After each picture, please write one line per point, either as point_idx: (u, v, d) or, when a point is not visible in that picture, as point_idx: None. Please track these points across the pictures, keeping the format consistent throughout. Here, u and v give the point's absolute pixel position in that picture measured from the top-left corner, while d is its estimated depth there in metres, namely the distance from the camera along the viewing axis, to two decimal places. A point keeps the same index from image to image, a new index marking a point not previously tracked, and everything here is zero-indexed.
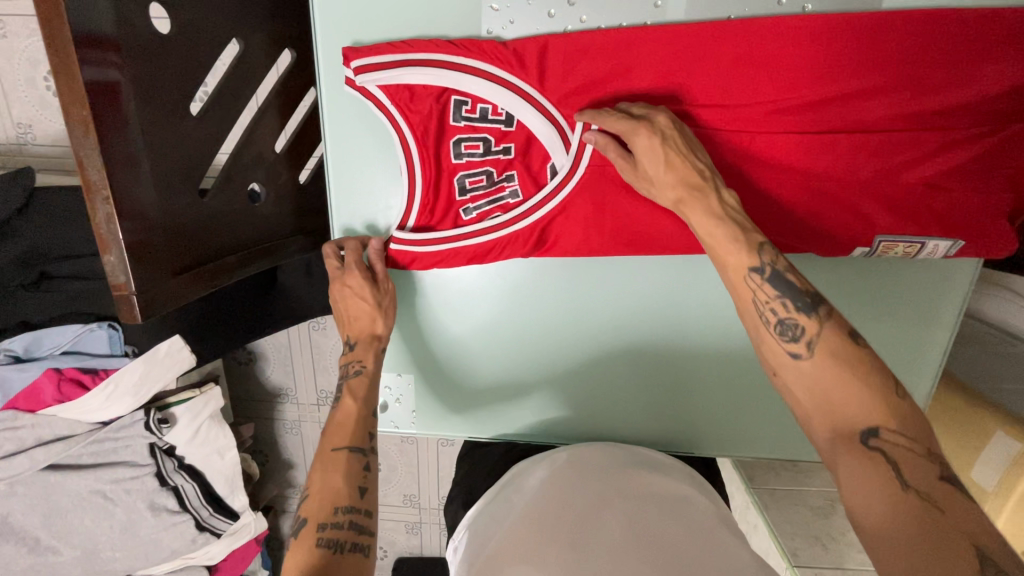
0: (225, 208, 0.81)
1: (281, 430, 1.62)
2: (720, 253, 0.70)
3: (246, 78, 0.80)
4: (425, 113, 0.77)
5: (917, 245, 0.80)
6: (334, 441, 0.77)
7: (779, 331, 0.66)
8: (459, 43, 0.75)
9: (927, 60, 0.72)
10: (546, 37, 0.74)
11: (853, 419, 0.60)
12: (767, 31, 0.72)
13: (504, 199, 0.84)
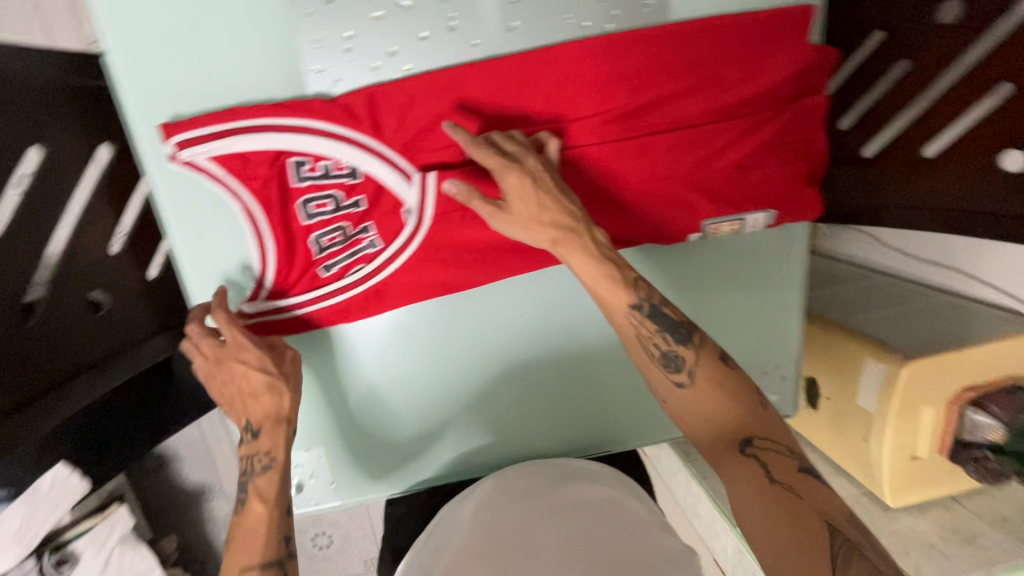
0: (63, 327, 0.62)
1: (213, 529, 1.52)
2: (604, 293, 0.62)
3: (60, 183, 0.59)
4: (263, 183, 0.63)
5: (738, 221, 0.73)
6: (244, 544, 0.60)
7: (664, 364, 0.60)
8: (286, 103, 0.61)
9: (749, 49, 0.67)
10: (373, 88, 0.62)
11: (727, 424, 0.58)
12: (607, 50, 0.65)
13: (365, 254, 0.69)
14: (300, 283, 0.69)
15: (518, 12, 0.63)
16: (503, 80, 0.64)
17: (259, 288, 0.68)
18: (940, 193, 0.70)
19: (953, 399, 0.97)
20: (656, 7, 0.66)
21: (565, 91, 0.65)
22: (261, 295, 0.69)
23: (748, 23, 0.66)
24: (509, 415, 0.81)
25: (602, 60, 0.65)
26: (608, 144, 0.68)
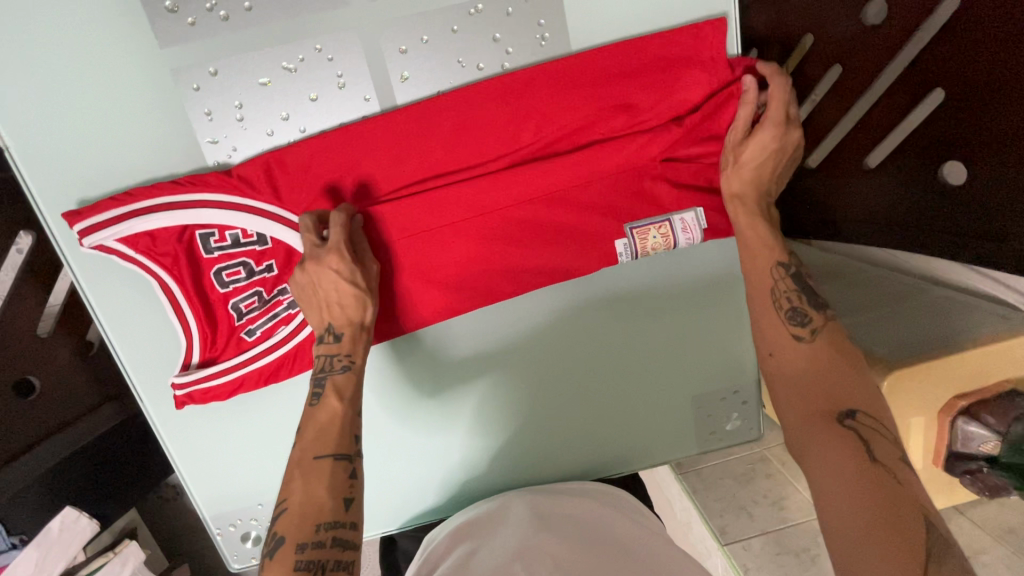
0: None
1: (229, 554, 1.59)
2: (746, 234, 0.65)
3: None
4: (172, 258, 0.64)
5: (665, 225, 0.67)
6: (312, 451, 0.57)
7: (789, 316, 0.63)
8: (184, 179, 0.62)
9: (659, 75, 0.63)
10: (268, 156, 0.62)
11: (832, 397, 0.58)
12: (502, 90, 0.62)
13: (286, 315, 0.69)
14: (228, 350, 0.69)
15: (406, 61, 0.62)
16: (399, 133, 0.62)
17: (188, 358, 0.69)
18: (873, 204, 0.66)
19: (945, 407, 0.89)
20: (555, 40, 0.63)
21: (464, 136, 0.63)
22: (192, 363, 0.69)
23: (651, 47, 0.62)
24: (463, 454, 0.81)
25: (499, 102, 0.62)
26: (517, 185, 0.65)
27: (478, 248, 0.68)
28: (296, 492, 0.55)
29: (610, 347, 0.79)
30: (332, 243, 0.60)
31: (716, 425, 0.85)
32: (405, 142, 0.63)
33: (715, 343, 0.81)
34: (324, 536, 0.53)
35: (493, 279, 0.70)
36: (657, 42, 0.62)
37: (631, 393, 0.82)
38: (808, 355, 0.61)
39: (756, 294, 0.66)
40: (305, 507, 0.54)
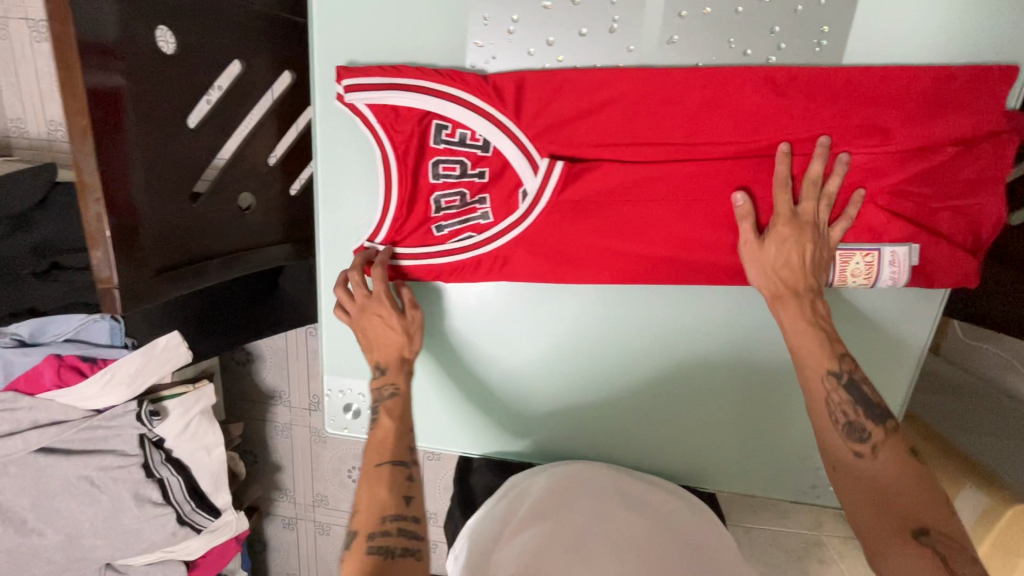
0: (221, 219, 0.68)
1: (271, 432, 1.68)
2: (804, 350, 0.62)
3: (247, 96, 0.68)
4: (404, 137, 0.69)
5: (875, 259, 0.65)
6: (372, 459, 0.62)
7: (847, 430, 0.59)
8: (444, 70, 0.67)
9: (928, 110, 0.61)
10: (524, 73, 0.66)
11: (901, 508, 0.53)
12: (764, 81, 0.63)
13: (475, 224, 0.73)
14: (411, 237, 0.74)
15: (682, 26, 0.64)
16: (651, 92, 0.64)
17: (375, 232, 0.74)
18: None
19: None
20: (830, 50, 0.63)
21: (709, 114, 0.64)
22: (377, 239, 0.74)
23: (925, 80, 0.61)
24: (565, 411, 0.83)
25: (758, 91, 0.63)
26: (739, 176, 0.65)
27: (675, 223, 0.69)
28: (364, 489, 0.60)
29: (743, 365, 0.78)
30: (405, 301, 0.71)
31: (817, 480, 0.83)
32: (652, 102, 0.65)
33: None
34: (390, 526, 0.56)
35: (674, 258, 0.71)
36: (936, 75, 0.60)
37: (749, 418, 0.81)
38: (866, 465, 0.57)
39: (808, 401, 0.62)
40: (373, 499, 0.58)
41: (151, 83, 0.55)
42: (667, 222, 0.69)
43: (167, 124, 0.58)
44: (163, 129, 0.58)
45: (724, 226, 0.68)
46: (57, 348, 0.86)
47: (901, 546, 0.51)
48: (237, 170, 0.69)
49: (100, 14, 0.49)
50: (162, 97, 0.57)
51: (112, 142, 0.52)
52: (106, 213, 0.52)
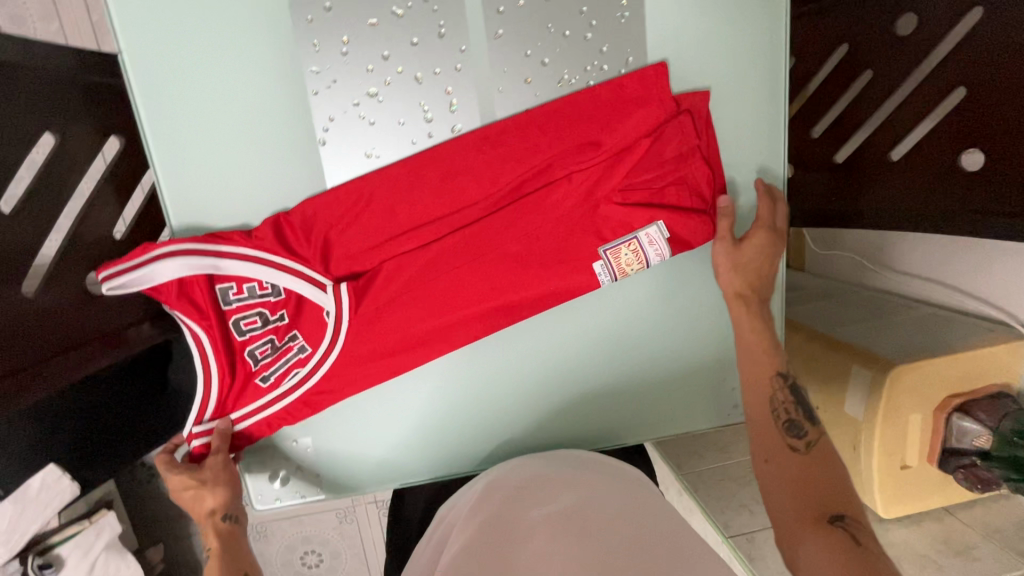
0: (67, 303, 0.61)
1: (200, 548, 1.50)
2: (751, 359, 0.73)
3: (69, 166, 0.62)
4: (192, 307, 0.68)
5: (638, 248, 0.74)
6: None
7: (789, 427, 0.68)
8: (217, 234, 0.68)
9: (615, 120, 0.71)
10: (294, 208, 0.70)
11: (819, 499, 0.61)
12: (479, 140, 0.71)
13: (298, 359, 0.73)
14: (239, 397, 0.72)
15: (503, 21, 0.69)
16: (401, 184, 0.71)
17: (203, 411, 0.70)
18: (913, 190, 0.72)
19: (940, 407, 0.96)
20: (633, 19, 0.71)
21: (464, 184, 0.71)
22: (206, 416, 0.71)
23: (606, 92, 0.71)
24: (504, 413, 0.82)
25: (479, 154, 0.71)
26: (557, 195, 0.73)
27: (479, 287, 0.74)
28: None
29: (649, 313, 0.82)
30: (208, 463, 0.69)
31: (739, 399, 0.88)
32: (416, 187, 0.71)
33: None
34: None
35: (497, 308, 0.75)
36: (611, 86, 0.71)
37: (672, 362, 0.85)
38: (798, 456, 0.65)
39: (755, 394, 0.71)
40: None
41: None
42: (551, 216, 0.74)
43: None
44: None
45: (528, 274, 0.74)
46: None
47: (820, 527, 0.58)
48: (80, 249, 0.64)
49: None
50: None
51: None
52: None
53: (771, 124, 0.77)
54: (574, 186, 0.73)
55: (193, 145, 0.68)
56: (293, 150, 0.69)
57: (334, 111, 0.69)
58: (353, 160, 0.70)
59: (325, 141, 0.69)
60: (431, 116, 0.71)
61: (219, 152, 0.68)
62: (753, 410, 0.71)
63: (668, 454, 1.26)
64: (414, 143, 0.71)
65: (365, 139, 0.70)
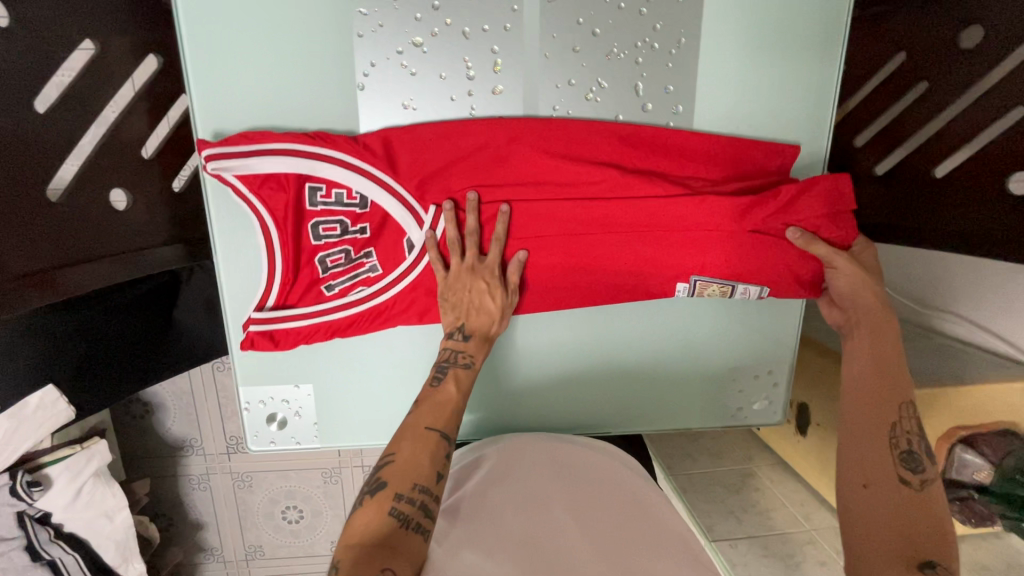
0: (86, 213, 0.60)
1: (186, 486, 1.51)
2: (873, 374, 0.67)
3: (105, 79, 0.61)
4: (280, 200, 0.67)
5: (729, 286, 0.74)
6: (426, 420, 0.61)
7: (905, 459, 0.62)
8: (316, 133, 0.67)
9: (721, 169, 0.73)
10: (387, 130, 0.68)
11: (910, 542, 0.57)
12: (571, 124, 0.70)
13: (365, 277, 0.73)
14: (302, 297, 0.72)
15: None
16: (490, 156, 0.70)
17: (264, 299, 0.71)
18: (951, 209, 0.71)
19: (945, 435, 0.91)
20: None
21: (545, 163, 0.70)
22: (266, 304, 0.72)
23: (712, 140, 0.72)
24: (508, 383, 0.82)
25: (568, 134, 0.70)
26: (614, 197, 0.71)
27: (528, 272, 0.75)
28: (403, 451, 0.59)
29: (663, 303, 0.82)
30: (490, 258, 0.70)
31: (743, 401, 0.88)
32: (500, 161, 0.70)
33: (762, 319, 0.84)
34: (417, 496, 0.56)
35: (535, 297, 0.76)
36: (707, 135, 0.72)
37: (681, 355, 0.85)
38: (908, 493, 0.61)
39: (871, 411, 0.66)
40: (410, 467, 0.57)
41: None
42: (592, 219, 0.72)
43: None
44: (1, 116, 0.51)
45: (570, 265, 0.74)
46: None
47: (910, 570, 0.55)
48: (106, 162, 0.63)
49: None
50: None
51: None
52: None
53: (817, 126, 0.75)
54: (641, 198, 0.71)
55: (232, 74, 0.67)
56: (330, 91, 0.68)
57: (376, 57, 0.67)
58: (390, 110, 0.69)
59: (364, 86, 0.68)
60: (474, 74, 0.69)
61: (259, 82, 0.67)
62: (865, 415, 0.66)
63: (661, 453, 1.25)
64: (454, 100, 0.70)
65: (404, 89, 0.69)
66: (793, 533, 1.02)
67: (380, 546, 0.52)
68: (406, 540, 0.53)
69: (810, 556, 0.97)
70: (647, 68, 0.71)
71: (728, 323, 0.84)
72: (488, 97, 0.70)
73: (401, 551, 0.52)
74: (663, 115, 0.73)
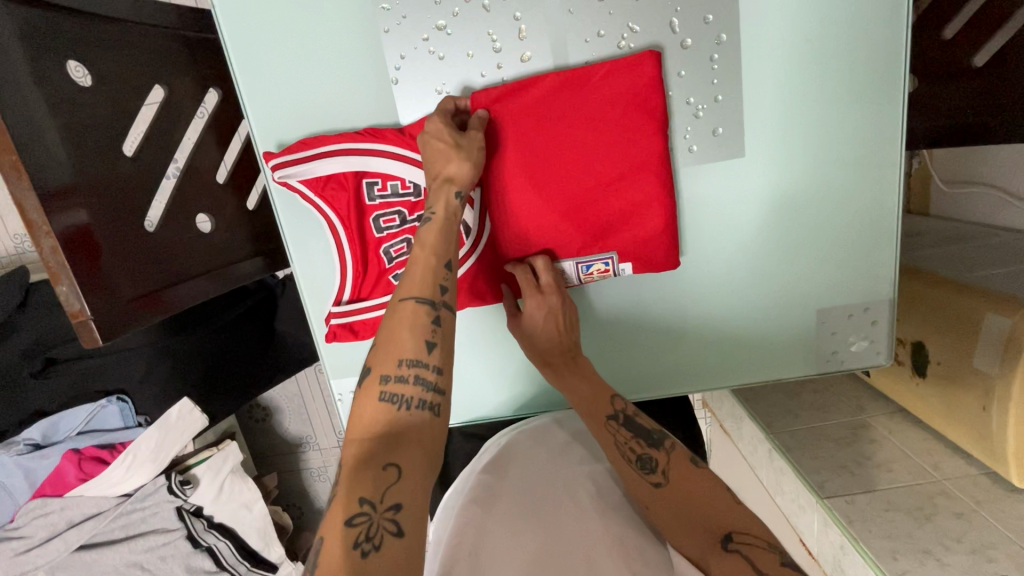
0: (180, 239, 0.68)
1: (309, 478, 1.68)
2: (579, 397, 0.70)
3: (177, 119, 0.68)
4: (341, 199, 0.72)
5: (607, 267, 0.75)
6: (403, 292, 0.59)
7: (641, 466, 0.63)
8: (365, 130, 0.71)
9: (625, 115, 0.68)
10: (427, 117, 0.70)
11: (712, 517, 0.58)
12: (632, 90, 0.67)
13: None
14: (374, 289, 0.77)
15: None
16: (521, 138, 0.69)
17: (341, 294, 0.77)
18: None
19: None
20: None
21: (572, 134, 0.69)
22: (344, 299, 0.77)
23: (624, 80, 0.67)
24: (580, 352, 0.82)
25: (617, 103, 0.68)
26: (620, 145, 0.69)
27: (530, 245, 0.74)
28: (384, 334, 0.57)
29: (732, 250, 0.77)
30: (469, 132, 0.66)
31: (839, 344, 0.80)
32: (533, 140, 0.70)
33: (855, 251, 0.76)
34: (405, 373, 0.54)
35: (573, 255, 0.75)
36: (624, 73, 0.67)
37: (763, 303, 0.79)
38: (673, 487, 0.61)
39: (601, 435, 0.67)
40: (391, 347, 0.56)
41: (71, 114, 0.55)
42: (609, 168, 0.70)
43: (99, 156, 0.57)
44: (102, 161, 0.58)
45: (568, 242, 0.74)
46: (73, 442, 1.11)
47: (714, 554, 0.55)
48: (190, 192, 0.70)
49: (12, 70, 0.49)
50: (90, 127, 0.57)
51: (59, 191, 0.52)
52: (68, 260, 0.52)
53: (887, 26, 0.67)
54: (618, 148, 0.69)
55: (281, 91, 0.71)
56: (369, 91, 0.71)
57: (405, 48, 0.69)
58: (426, 97, 0.71)
59: (398, 80, 0.70)
60: (500, 46, 0.69)
61: (306, 94, 0.71)
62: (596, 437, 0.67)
63: (758, 412, 1.18)
64: (484, 76, 0.70)
65: (436, 74, 0.70)
66: (920, 484, 0.92)
67: (385, 442, 0.51)
68: (409, 421, 0.53)
69: (944, 508, 0.86)
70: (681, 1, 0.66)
71: (815, 262, 0.77)
72: (517, 66, 0.69)
73: (401, 437, 0.52)
74: (705, 48, 0.68)
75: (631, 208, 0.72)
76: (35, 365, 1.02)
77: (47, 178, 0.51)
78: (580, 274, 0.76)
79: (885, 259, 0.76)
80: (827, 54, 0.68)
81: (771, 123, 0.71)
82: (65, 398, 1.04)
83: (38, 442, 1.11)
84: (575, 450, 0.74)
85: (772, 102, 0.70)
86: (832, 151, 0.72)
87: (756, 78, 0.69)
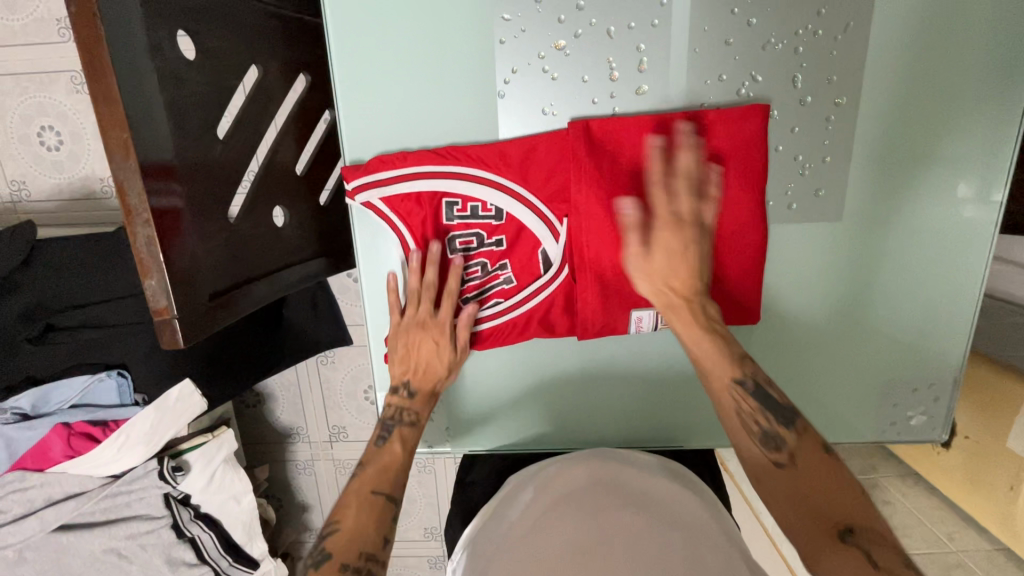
0: (257, 237, 0.63)
1: (293, 471, 1.61)
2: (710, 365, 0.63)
3: (266, 102, 0.64)
4: (421, 216, 0.70)
5: None
6: (374, 460, 0.66)
7: (764, 441, 0.58)
8: (444, 150, 0.68)
9: (718, 166, 0.67)
10: (531, 140, 0.67)
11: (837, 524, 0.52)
12: (731, 140, 0.66)
13: (500, 290, 0.74)
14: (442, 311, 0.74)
15: None
16: (608, 173, 0.67)
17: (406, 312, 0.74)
18: None
19: None
20: None
21: None
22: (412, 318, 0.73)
23: (722, 130, 0.65)
24: (638, 390, 0.80)
25: (716, 152, 0.66)
26: None
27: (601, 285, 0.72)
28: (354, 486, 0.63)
29: (808, 310, 0.76)
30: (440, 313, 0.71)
31: (896, 416, 0.80)
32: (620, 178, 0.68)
33: (925, 326, 0.76)
34: (374, 521, 0.60)
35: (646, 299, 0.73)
36: (726, 124, 0.65)
37: (829, 364, 0.78)
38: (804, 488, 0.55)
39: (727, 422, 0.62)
40: (363, 497, 0.61)
41: (175, 89, 0.50)
42: None
43: (196, 137, 0.53)
44: (197, 144, 0.53)
45: None
46: (65, 415, 1.03)
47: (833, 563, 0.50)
48: (269, 183, 0.65)
49: (132, 35, 0.44)
50: (192, 105, 0.52)
51: (160, 167, 0.47)
52: (160, 250, 0.47)
53: (997, 112, 0.67)
54: None
55: (378, 88, 0.67)
56: (471, 101, 0.67)
57: (518, 64, 0.66)
58: (531, 117, 0.68)
59: (505, 94, 0.67)
60: (618, 76, 0.66)
61: (404, 95, 0.67)
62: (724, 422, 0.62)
63: None
64: (596, 104, 0.67)
65: (545, 94, 0.67)
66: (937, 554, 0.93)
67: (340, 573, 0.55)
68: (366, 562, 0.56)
69: None
70: (809, 57, 0.65)
71: (886, 330, 0.76)
72: (632, 98, 0.67)
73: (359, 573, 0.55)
74: (823, 108, 0.67)
75: (710, 259, 0.71)
76: (35, 329, 0.95)
77: (151, 161, 0.46)
78: (658, 322, 0.74)
79: (954, 338, 0.76)
80: (938, 133, 0.68)
81: (870, 191, 0.70)
82: (68, 362, 0.99)
83: (26, 412, 1.03)
84: (617, 485, 0.68)
85: (877, 170, 0.69)
86: (923, 227, 0.72)
87: (866, 146, 0.68)
